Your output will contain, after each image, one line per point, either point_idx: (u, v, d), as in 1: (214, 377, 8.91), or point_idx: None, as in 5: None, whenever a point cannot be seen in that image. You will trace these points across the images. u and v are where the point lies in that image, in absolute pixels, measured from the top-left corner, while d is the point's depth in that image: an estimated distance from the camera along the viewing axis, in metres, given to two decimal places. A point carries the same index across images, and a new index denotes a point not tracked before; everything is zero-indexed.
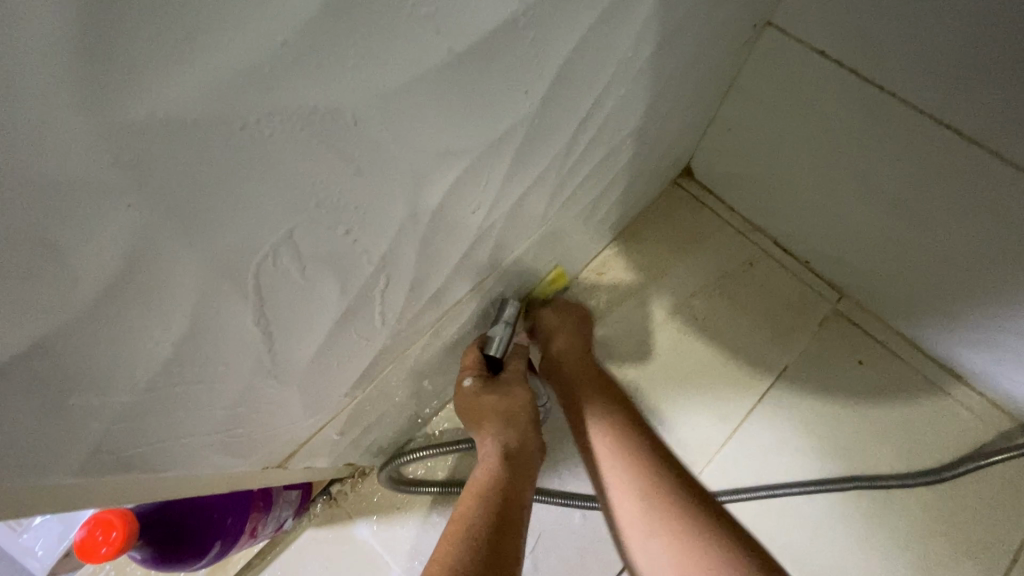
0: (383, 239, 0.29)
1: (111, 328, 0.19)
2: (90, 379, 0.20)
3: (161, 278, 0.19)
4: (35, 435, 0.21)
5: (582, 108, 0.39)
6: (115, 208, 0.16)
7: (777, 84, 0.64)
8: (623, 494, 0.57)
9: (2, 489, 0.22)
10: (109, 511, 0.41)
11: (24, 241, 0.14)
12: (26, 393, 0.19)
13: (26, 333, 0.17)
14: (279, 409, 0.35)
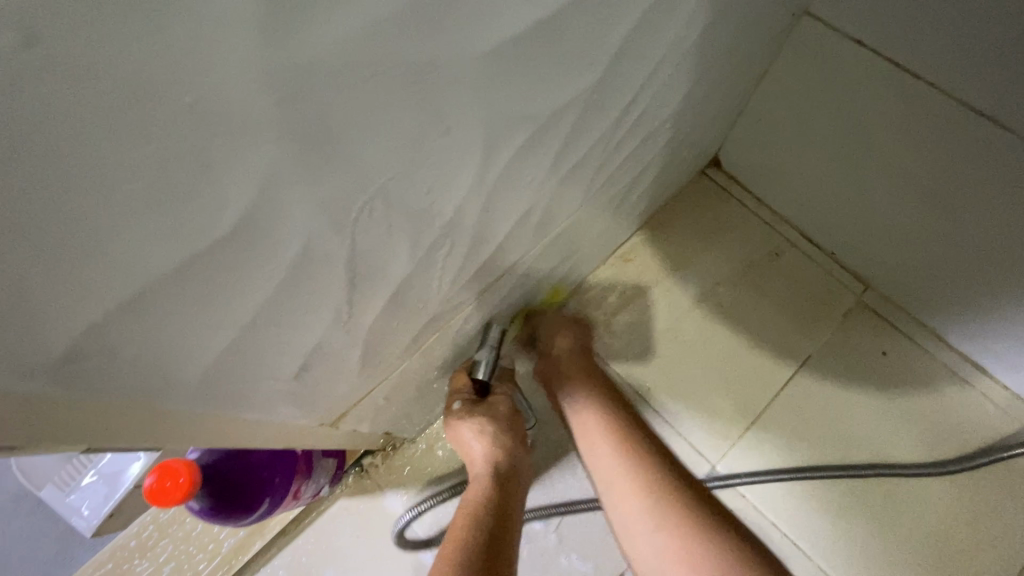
0: (453, 201, 0.31)
1: (238, 262, 0.21)
2: (212, 309, 0.22)
3: (277, 216, 0.21)
4: (159, 361, 0.23)
5: (632, 86, 0.40)
6: (266, 146, 0.18)
7: (809, 74, 0.65)
8: (618, 481, 0.61)
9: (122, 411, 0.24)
10: (174, 461, 0.44)
11: (197, 170, 0.17)
12: (165, 317, 0.21)
13: (179, 256, 0.19)
14: (343, 363, 0.37)
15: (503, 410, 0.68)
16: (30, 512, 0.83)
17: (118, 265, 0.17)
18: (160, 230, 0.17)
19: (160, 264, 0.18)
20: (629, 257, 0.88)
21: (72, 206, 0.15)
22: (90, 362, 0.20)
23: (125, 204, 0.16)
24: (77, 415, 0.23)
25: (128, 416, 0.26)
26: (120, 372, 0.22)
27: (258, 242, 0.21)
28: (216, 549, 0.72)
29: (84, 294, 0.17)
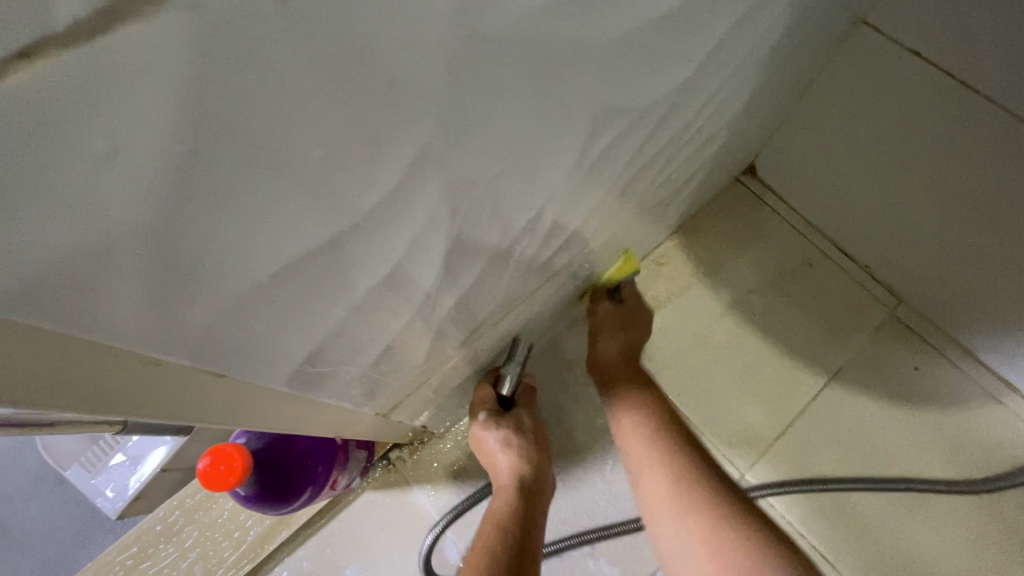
0: (544, 190, 0.31)
1: (367, 235, 0.21)
2: (334, 284, 0.22)
3: (405, 194, 0.21)
4: (276, 339, 0.23)
5: (710, 85, 0.40)
6: (425, 119, 0.18)
7: (860, 84, 0.64)
8: (656, 485, 0.56)
9: (236, 382, 0.24)
10: (227, 446, 0.43)
11: (366, 138, 0.16)
12: (298, 289, 0.21)
13: (327, 225, 0.18)
14: (412, 348, 0.37)
15: (527, 423, 0.67)
16: (52, 493, 0.83)
17: (281, 236, 0.17)
18: (318, 202, 0.17)
19: (313, 230, 0.18)
20: (662, 260, 0.88)
21: (253, 171, 0.14)
22: (218, 339, 0.20)
23: (297, 173, 0.16)
24: (187, 391, 0.23)
25: (230, 392, 0.26)
26: (236, 350, 0.21)
27: (383, 219, 0.21)
28: (241, 538, 0.71)
29: (240, 267, 0.17)
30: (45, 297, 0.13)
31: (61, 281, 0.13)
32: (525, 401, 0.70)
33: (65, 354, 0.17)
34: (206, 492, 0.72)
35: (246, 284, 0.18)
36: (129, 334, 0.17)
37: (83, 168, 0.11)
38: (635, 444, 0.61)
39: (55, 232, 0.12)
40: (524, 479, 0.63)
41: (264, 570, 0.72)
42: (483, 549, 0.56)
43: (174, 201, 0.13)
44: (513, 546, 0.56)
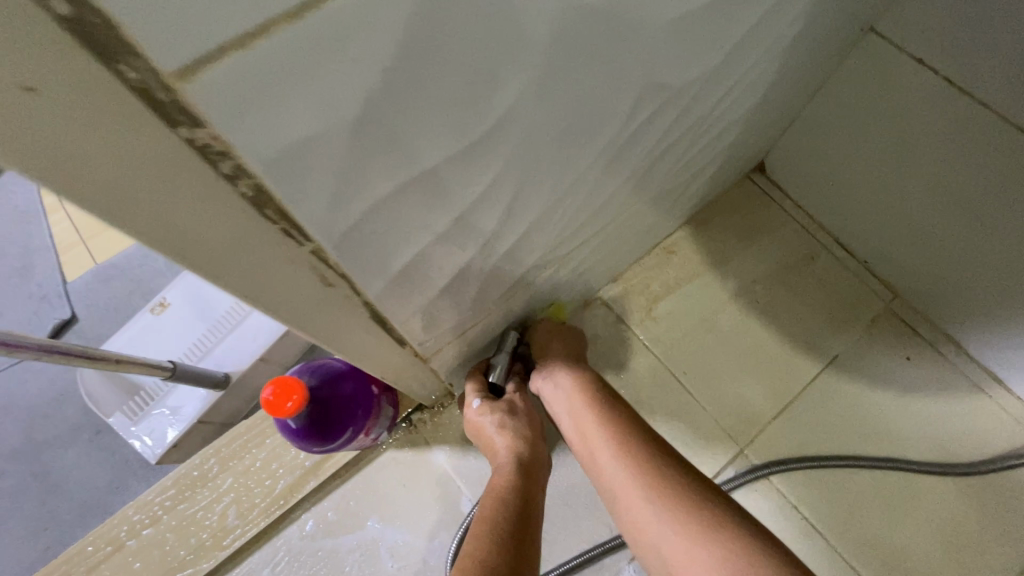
0: (591, 151, 0.37)
1: (466, 166, 0.26)
2: (435, 206, 0.28)
3: (499, 134, 0.26)
4: (383, 249, 0.28)
5: (735, 74, 0.45)
6: (531, 69, 0.23)
7: (867, 88, 0.69)
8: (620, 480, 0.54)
9: (341, 282, 0.30)
10: (290, 379, 0.49)
11: (492, 78, 0.22)
12: (412, 205, 0.26)
13: (447, 150, 0.24)
14: (462, 289, 0.43)
15: (522, 406, 0.71)
16: (91, 442, 0.89)
17: (419, 153, 0.23)
18: (449, 125, 0.22)
19: (439, 153, 0.24)
20: (674, 248, 0.93)
21: (418, 97, 0.20)
22: (351, 237, 0.25)
23: (443, 99, 0.21)
24: (304, 288, 0.29)
25: (330, 295, 0.31)
26: (357, 252, 0.27)
27: (479, 154, 0.26)
28: (272, 485, 0.76)
29: (389, 171, 0.22)
30: (286, 167, 0.19)
31: (297, 157, 0.18)
32: (520, 388, 0.73)
33: (249, 231, 0.22)
34: (241, 442, 0.77)
35: (387, 188, 0.23)
36: (309, 216, 0.22)
37: (334, 75, 0.16)
38: (593, 435, 0.60)
39: (308, 117, 0.17)
40: (521, 457, 0.65)
41: (291, 518, 0.77)
42: (484, 520, 0.56)
43: (371, 113, 0.19)
44: (512, 516, 0.57)
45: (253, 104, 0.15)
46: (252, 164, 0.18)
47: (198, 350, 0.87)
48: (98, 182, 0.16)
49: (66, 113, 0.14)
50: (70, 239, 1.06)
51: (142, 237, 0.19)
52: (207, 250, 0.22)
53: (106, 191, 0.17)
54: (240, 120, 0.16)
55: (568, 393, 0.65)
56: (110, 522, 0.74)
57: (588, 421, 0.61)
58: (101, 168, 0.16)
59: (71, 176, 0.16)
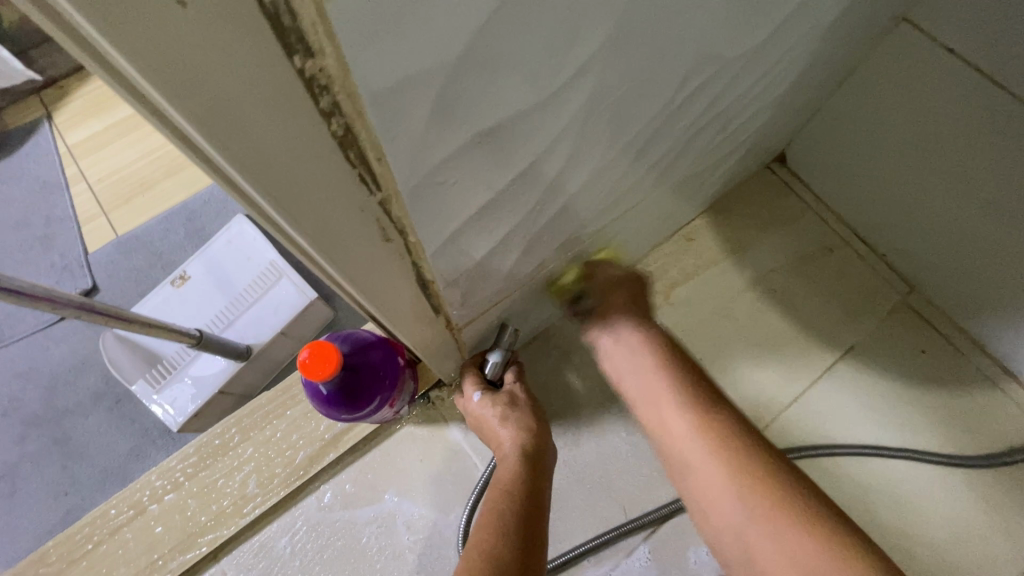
0: (637, 123, 0.37)
1: (530, 123, 0.28)
2: (496, 161, 0.29)
3: (572, 89, 0.27)
4: (444, 202, 0.29)
5: (777, 55, 0.46)
6: (602, 25, 0.24)
7: (896, 78, 0.69)
8: (694, 456, 0.51)
9: (401, 237, 0.31)
10: (324, 345, 0.50)
11: (568, 30, 0.23)
12: (478, 156, 0.27)
13: (518, 102, 0.25)
14: (501, 258, 0.44)
15: (521, 396, 0.72)
16: (111, 410, 0.90)
17: (494, 101, 0.24)
18: (531, 73, 0.24)
19: (511, 103, 0.25)
20: (693, 236, 0.94)
21: (504, 43, 0.21)
22: (428, 183, 0.27)
23: (530, 45, 0.22)
24: (368, 243, 0.30)
25: (388, 251, 0.32)
26: (424, 201, 0.28)
27: (548, 109, 0.27)
28: (292, 457, 0.77)
29: (472, 115, 0.24)
30: (388, 99, 0.20)
31: (399, 89, 0.19)
32: (518, 377, 0.75)
33: (332, 177, 0.23)
34: (262, 413, 0.78)
35: (465, 135, 0.25)
36: (395, 157, 0.23)
37: (443, 10, 0.18)
38: (663, 406, 0.56)
39: (420, 52, 0.18)
40: (526, 446, 0.66)
41: (310, 488, 0.78)
42: (489, 512, 0.57)
43: (464, 54, 0.20)
44: (519, 508, 0.58)
45: (381, 30, 0.17)
46: (362, 96, 0.19)
47: (221, 321, 0.87)
48: (222, 111, 0.17)
49: (211, 40, 0.15)
50: (91, 210, 1.06)
51: (246, 173, 0.20)
52: (297, 195, 0.22)
53: (231, 125, 0.18)
54: (365, 48, 0.17)
55: (632, 357, 0.62)
56: (133, 487, 0.75)
57: (655, 390, 0.58)
58: (227, 97, 0.17)
59: (200, 103, 0.16)
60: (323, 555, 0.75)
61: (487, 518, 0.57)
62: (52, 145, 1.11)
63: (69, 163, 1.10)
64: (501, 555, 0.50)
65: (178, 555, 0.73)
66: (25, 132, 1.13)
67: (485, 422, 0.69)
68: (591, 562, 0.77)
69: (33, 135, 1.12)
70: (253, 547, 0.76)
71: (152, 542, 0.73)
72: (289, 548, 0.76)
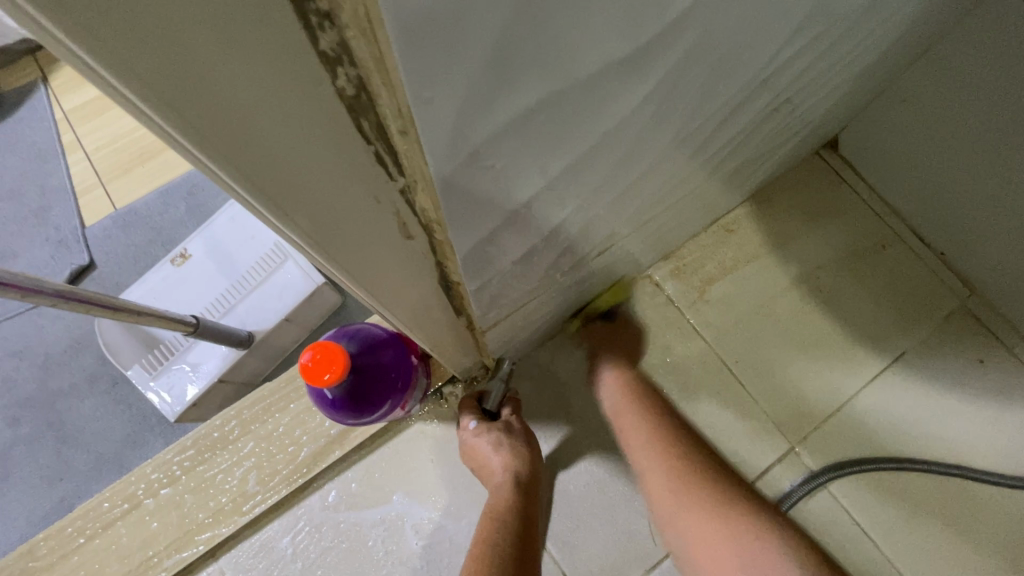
0: (713, 99, 0.30)
1: (603, 90, 0.21)
2: (554, 141, 0.22)
3: (661, 46, 0.21)
4: (484, 190, 0.23)
5: (878, 18, 0.38)
6: None
7: (979, 59, 0.59)
8: (654, 472, 0.66)
9: (427, 231, 0.25)
10: (331, 345, 0.44)
11: None
12: (535, 133, 0.20)
13: (596, 58, 0.18)
14: (539, 254, 0.37)
15: (518, 423, 0.68)
16: (108, 393, 0.86)
17: (568, 56, 0.17)
18: (620, 17, 0.17)
19: (587, 58, 0.18)
20: (733, 226, 0.86)
21: None
22: (466, 170, 0.20)
23: None
24: (384, 240, 0.23)
25: (411, 248, 0.26)
26: (460, 189, 0.21)
27: (631, 68, 0.21)
28: (295, 453, 0.72)
29: (537, 78, 0.17)
30: (425, 46, 0.13)
31: (446, 29, 0.13)
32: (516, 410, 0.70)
33: (341, 155, 0.16)
34: (264, 405, 0.73)
35: (521, 107, 0.18)
36: (429, 131, 0.16)
37: None
38: (632, 435, 0.70)
39: None
40: (520, 476, 0.63)
41: (313, 487, 0.73)
42: (484, 546, 0.56)
43: None
44: (514, 544, 0.57)
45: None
46: (390, 27, 0.12)
47: (221, 306, 0.82)
48: (164, 41, 0.10)
49: None
50: (88, 180, 1.01)
51: (203, 146, 0.13)
52: (290, 179, 0.16)
53: (175, 74, 0.11)
54: None
55: (613, 394, 0.74)
56: (127, 479, 0.71)
57: (626, 413, 0.72)
58: (169, 13, 0.10)
59: (114, 27, 0.09)
60: (326, 558, 0.71)
61: (477, 559, 0.55)
62: (48, 110, 1.04)
63: (67, 130, 1.03)
64: None
65: (174, 553, 0.69)
66: (19, 97, 1.06)
67: (476, 452, 0.66)
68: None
69: (27, 100, 1.06)
70: (253, 546, 0.71)
71: (147, 537, 0.69)
72: (291, 549, 0.71)
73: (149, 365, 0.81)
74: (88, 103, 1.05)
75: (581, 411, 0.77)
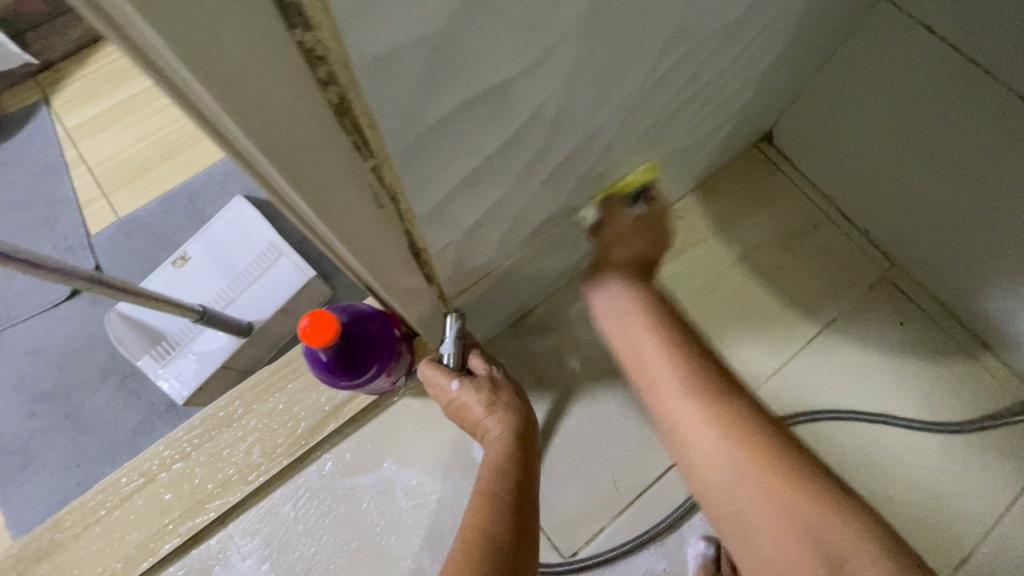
0: (611, 103, 0.41)
1: (510, 99, 0.30)
2: (478, 137, 0.32)
3: (549, 70, 0.30)
4: (432, 171, 0.32)
5: (750, 35, 0.48)
6: (568, 13, 0.27)
7: (874, 60, 0.69)
8: (666, 389, 0.53)
9: (394, 203, 0.34)
10: (322, 314, 0.53)
11: (541, 14, 0.26)
12: (461, 131, 0.30)
13: (498, 78, 0.28)
14: (490, 229, 0.47)
15: (505, 382, 0.72)
16: (119, 386, 0.93)
17: (475, 78, 0.26)
18: (510, 54, 0.27)
19: (491, 79, 0.27)
20: (681, 214, 0.96)
21: (482, 26, 0.24)
22: (416, 154, 0.29)
23: (506, 25, 0.25)
24: (364, 209, 0.32)
25: (384, 218, 0.35)
26: (413, 170, 0.31)
27: (529, 84, 0.30)
28: (294, 427, 0.80)
29: (456, 92, 0.26)
30: (373, 74, 0.22)
31: (385, 66, 0.22)
32: (490, 364, 0.74)
33: (330, 141, 0.26)
34: (265, 385, 0.81)
35: (448, 111, 0.27)
36: (386, 127, 0.26)
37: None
38: (644, 346, 0.57)
39: (403, 31, 0.21)
40: (514, 431, 0.67)
41: (312, 458, 0.81)
42: (485, 494, 0.59)
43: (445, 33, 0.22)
44: (514, 490, 0.59)
45: (370, 6, 0.19)
46: (356, 64, 0.21)
47: (221, 300, 0.90)
48: (238, 78, 0.19)
49: (222, 22, 0.17)
50: (91, 192, 1.08)
51: (249, 135, 0.22)
52: (298, 156, 0.25)
53: (242, 95, 0.20)
54: (353, 25, 0.19)
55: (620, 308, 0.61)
56: (142, 456, 0.78)
57: (630, 321, 0.59)
58: (241, 63, 0.19)
59: (219, 72, 0.19)
60: (325, 520, 0.79)
61: (482, 503, 0.57)
62: (51, 129, 1.12)
63: (68, 146, 1.11)
64: (501, 532, 0.52)
65: (187, 520, 0.76)
66: (23, 117, 1.13)
67: (469, 412, 0.69)
68: (582, 524, 0.81)
69: (30, 120, 1.13)
70: (259, 512, 0.79)
71: (162, 507, 0.76)
72: (293, 513, 0.79)
73: (156, 355, 0.88)
74: (86, 121, 1.12)
75: (551, 382, 0.86)
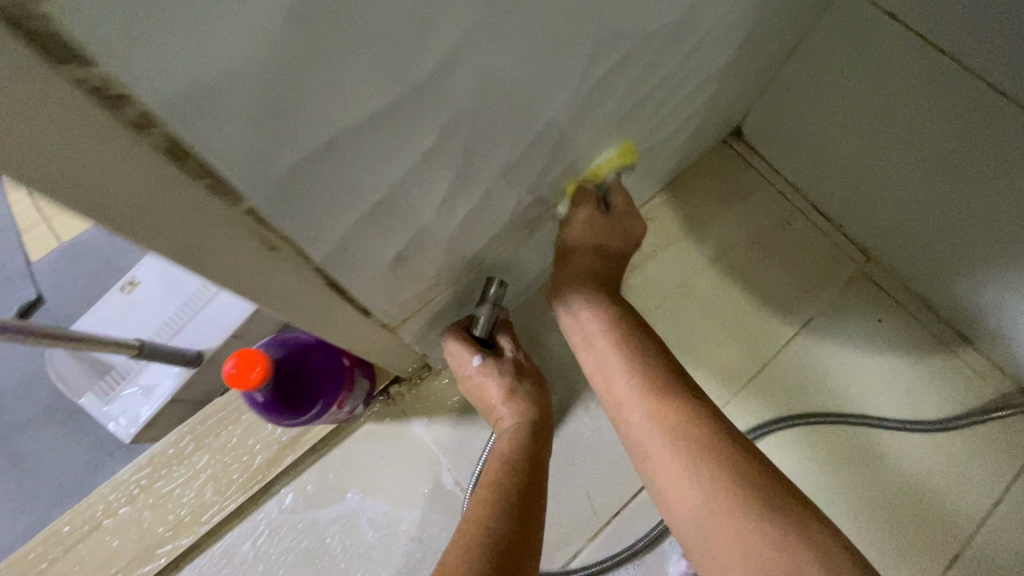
0: (541, 117, 0.37)
1: (403, 125, 0.26)
2: (373, 167, 0.28)
3: (448, 88, 0.26)
4: (324, 208, 0.28)
5: (697, 34, 0.45)
6: (455, 25, 0.23)
7: (839, 50, 0.66)
8: (636, 414, 0.52)
9: (289, 244, 0.29)
10: (252, 352, 0.49)
11: (416, 30, 0.22)
12: (348, 163, 0.26)
13: (379, 103, 0.24)
14: (423, 256, 0.43)
15: (527, 369, 0.68)
16: (65, 424, 0.88)
17: (346, 106, 0.22)
18: (387, 75, 0.23)
19: (370, 105, 0.23)
20: (651, 216, 0.93)
21: (334, 46, 0.20)
22: (295, 193, 0.25)
23: (370, 44, 0.21)
24: (249, 255, 0.28)
25: (281, 260, 0.31)
26: (298, 209, 0.27)
27: (425, 106, 0.26)
28: (250, 461, 0.76)
29: (323, 123, 0.22)
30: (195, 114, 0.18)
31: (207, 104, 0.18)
32: (515, 345, 0.69)
33: (172, 188, 0.21)
34: (216, 419, 0.77)
35: (321, 144, 0.23)
36: (240, 168, 0.22)
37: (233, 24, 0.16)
38: (615, 369, 0.55)
39: (218, 61, 0.17)
40: (530, 424, 0.63)
41: (270, 492, 0.77)
42: (490, 484, 0.55)
43: (284, 60, 0.18)
44: (521, 483, 0.55)
45: (157, 31, 0.15)
46: (165, 102, 0.17)
47: (169, 329, 0.85)
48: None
49: None
50: (31, 218, 1.02)
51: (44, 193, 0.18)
52: (129, 206, 0.21)
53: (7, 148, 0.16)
54: (139, 60, 0.15)
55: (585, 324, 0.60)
56: (87, 501, 0.73)
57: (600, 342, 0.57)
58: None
59: None
60: (286, 558, 0.74)
61: (486, 494, 0.54)
62: None
63: None
64: (505, 530, 0.48)
65: (136, 567, 0.72)
66: None
67: (485, 394, 0.65)
68: (559, 547, 0.77)
69: None
70: (215, 554, 0.75)
71: (110, 555, 0.72)
72: (252, 553, 0.75)
73: (102, 391, 0.84)
74: None
75: None
